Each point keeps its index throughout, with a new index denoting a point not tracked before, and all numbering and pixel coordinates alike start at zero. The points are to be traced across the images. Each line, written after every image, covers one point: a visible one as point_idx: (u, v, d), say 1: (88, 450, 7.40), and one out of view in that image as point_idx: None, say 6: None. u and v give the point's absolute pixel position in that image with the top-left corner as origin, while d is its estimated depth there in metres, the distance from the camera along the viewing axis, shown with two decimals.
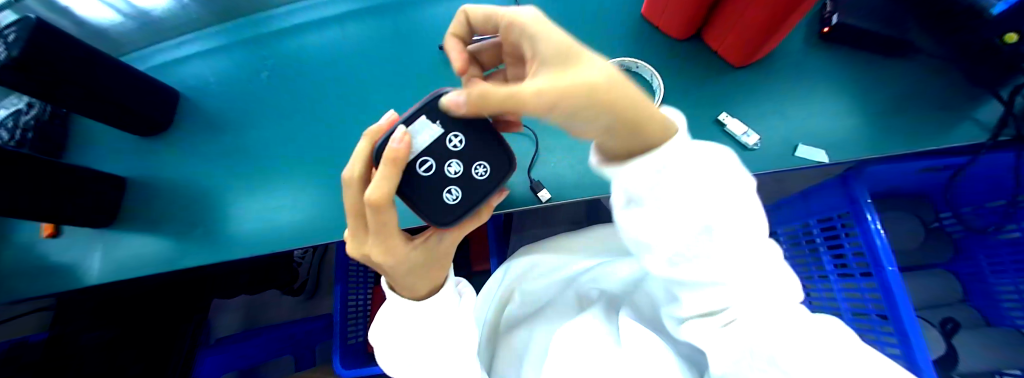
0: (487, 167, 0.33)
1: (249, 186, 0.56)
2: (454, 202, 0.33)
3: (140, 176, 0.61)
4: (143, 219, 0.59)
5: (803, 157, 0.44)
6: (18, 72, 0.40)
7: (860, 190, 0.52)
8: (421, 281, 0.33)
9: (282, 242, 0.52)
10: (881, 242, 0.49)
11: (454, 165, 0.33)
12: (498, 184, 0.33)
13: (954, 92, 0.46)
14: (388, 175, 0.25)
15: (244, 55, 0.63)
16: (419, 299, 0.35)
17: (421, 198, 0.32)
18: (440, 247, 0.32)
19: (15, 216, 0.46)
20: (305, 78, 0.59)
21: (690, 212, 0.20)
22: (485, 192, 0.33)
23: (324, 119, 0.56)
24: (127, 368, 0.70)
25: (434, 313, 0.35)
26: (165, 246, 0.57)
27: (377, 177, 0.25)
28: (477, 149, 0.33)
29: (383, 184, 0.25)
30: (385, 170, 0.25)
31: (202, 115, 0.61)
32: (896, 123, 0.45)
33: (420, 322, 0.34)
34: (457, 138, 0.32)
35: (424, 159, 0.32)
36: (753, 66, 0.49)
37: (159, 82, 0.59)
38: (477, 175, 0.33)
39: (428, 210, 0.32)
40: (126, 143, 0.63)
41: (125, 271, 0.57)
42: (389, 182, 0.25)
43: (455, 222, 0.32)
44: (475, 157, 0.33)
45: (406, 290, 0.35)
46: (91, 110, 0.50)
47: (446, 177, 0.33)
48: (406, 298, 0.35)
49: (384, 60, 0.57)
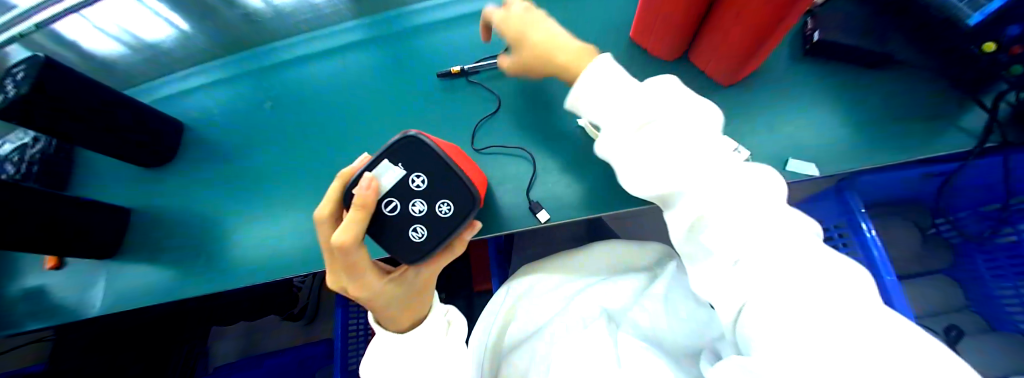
0: (450, 204, 0.35)
1: (252, 214, 0.57)
2: (420, 239, 0.35)
3: (143, 207, 0.62)
4: (145, 249, 0.59)
5: (795, 171, 0.45)
6: (25, 108, 0.41)
7: (854, 199, 0.54)
8: (400, 311, 0.36)
9: (284, 269, 0.53)
10: (878, 249, 0.49)
11: (419, 204, 0.35)
12: (462, 220, 0.35)
13: (939, 101, 0.47)
14: (354, 218, 0.29)
15: (246, 86, 0.65)
16: (402, 332, 0.37)
17: (389, 236, 0.35)
18: (417, 279, 0.36)
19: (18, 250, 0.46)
20: (306, 108, 0.60)
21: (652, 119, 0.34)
22: (449, 229, 0.34)
23: (325, 147, 0.57)
24: (127, 370, 0.69)
25: (422, 344, 0.36)
26: (166, 276, 0.57)
27: (347, 220, 0.29)
28: (440, 187, 0.35)
29: (350, 227, 0.29)
30: (352, 216, 0.29)
31: (205, 145, 0.63)
32: (883, 134, 0.47)
33: (414, 353, 0.35)
34: (419, 178, 0.35)
35: (390, 200, 0.34)
36: (740, 83, 0.51)
37: (166, 115, 0.61)
38: (441, 212, 0.35)
39: (397, 247, 0.35)
40: (130, 173, 0.65)
41: (125, 302, 0.57)
42: (356, 223, 0.29)
43: (423, 258, 0.35)
44: (438, 195, 0.35)
45: (389, 323, 0.37)
46: (94, 144, 0.51)
47: (411, 216, 0.35)
48: (390, 331, 0.37)
49: (383, 88, 0.59)
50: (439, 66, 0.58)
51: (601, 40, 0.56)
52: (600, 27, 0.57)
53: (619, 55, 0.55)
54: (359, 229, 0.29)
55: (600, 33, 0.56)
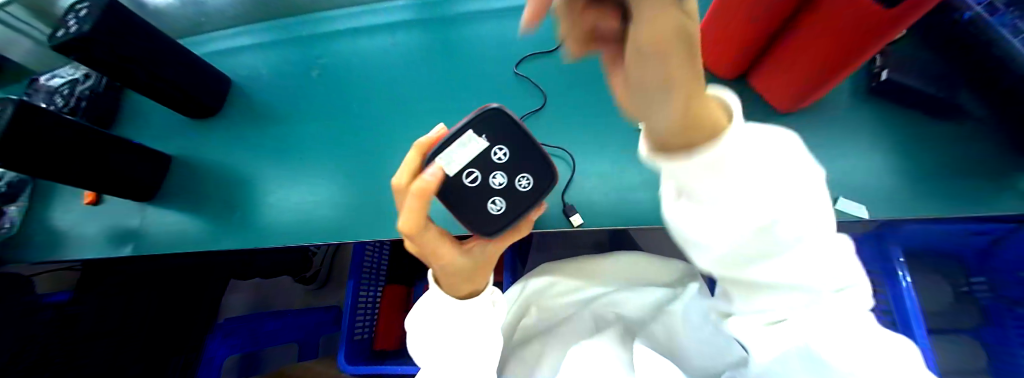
0: (530, 179, 0.35)
1: (287, 177, 0.58)
2: (498, 212, 0.35)
3: (181, 155, 0.64)
4: (180, 197, 0.61)
5: (843, 210, 0.45)
6: (82, 46, 0.43)
7: (894, 248, 0.52)
8: (461, 281, 0.35)
9: (311, 235, 0.54)
10: (912, 304, 0.48)
11: (499, 176, 0.35)
12: (542, 195, 0.35)
13: (1004, 159, 0.45)
14: (415, 204, 0.27)
15: (292, 52, 0.65)
16: (462, 298, 0.38)
17: (467, 207, 0.34)
18: (483, 255, 0.34)
19: (62, 181, 0.49)
20: (351, 80, 0.61)
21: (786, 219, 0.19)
22: (528, 204, 0.35)
23: (365, 121, 0.58)
24: (127, 369, 0.69)
25: (472, 314, 0.37)
26: (198, 225, 0.59)
27: (406, 208, 0.27)
28: (521, 162, 0.35)
29: (411, 214, 0.27)
30: (413, 201, 0.27)
31: (249, 105, 0.64)
32: (939, 185, 0.45)
33: (452, 324, 0.37)
34: (501, 151, 0.34)
35: (471, 170, 0.34)
36: (794, 113, 0.50)
37: (216, 69, 0.62)
38: (521, 186, 0.35)
39: (470, 217, 0.34)
40: (177, 122, 0.66)
41: (157, 244, 0.59)
42: (415, 211, 0.27)
43: (498, 230, 0.34)
44: (519, 170, 0.35)
45: (450, 288, 0.37)
46: (145, 89, 0.53)
47: (491, 188, 0.34)
48: (450, 295, 0.38)
49: (428, 70, 0.59)
50: (488, 56, 0.58)
51: None
52: None
53: None
54: (421, 218, 0.27)
55: None
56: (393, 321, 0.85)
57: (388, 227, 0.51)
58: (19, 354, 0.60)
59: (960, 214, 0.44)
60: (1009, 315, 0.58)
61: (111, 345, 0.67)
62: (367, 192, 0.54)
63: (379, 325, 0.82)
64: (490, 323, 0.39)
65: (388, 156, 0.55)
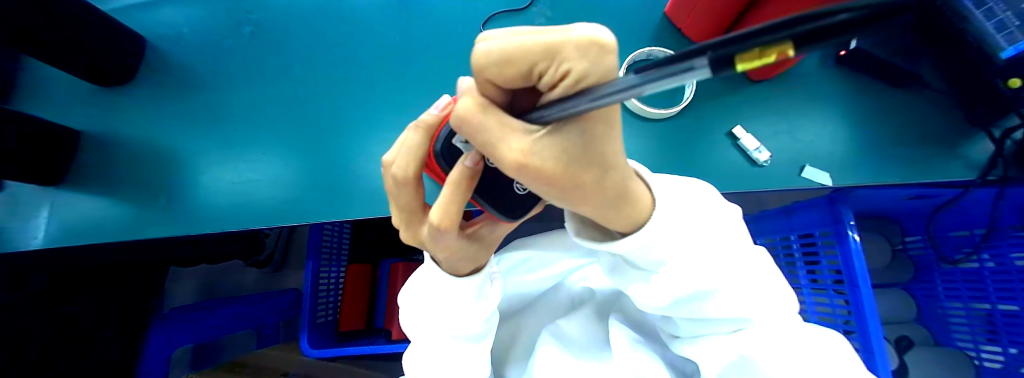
0: None
1: (226, 154, 0.52)
2: (522, 191, 0.28)
3: (94, 131, 0.54)
4: (98, 179, 0.53)
5: (808, 178, 0.46)
6: None
7: (846, 211, 0.52)
8: (464, 262, 0.33)
9: (261, 218, 0.49)
10: (859, 263, 0.50)
11: None
12: None
13: (952, 127, 0.47)
14: (452, 195, 0.26)
15: (221, 6, 0.56)
16: (462, 276, 0.34)
17: (485, 190, 0.28)
18: (490, 235, 0.33)
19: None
20: (296, 42, 0.54)
21: (689, 246, 0.27)
22: None
23: (317, 91, 0.52)
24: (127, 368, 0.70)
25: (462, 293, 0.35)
26: (126, 211, 0.51)
27: (440, 200, 0.26)
28: None
29: (447, 207, 0.26)
30: (448, 193, 0.26)
31: (175, 71, 0.55)
32: (894, 153, 0.47)
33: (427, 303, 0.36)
34: None
35: None
36: (767, 82, 0.50)
37: (126, 30, 0.52)
38: None
39: (490, 199, 0.28)
40: (79, 90, 0.55)
41: (77, 235, 0.51)
42: (453, 203, 0.26)
43: (524, 214, 0.29)
44: None
45: (449, 267, 0.34)
46: (42, 52, 0.43)
47: None
48: (449, 273, 0.34)
49: (388, 31, 0.53)
50: (454, 17, 0.53)
51: (636, 12, 0.51)
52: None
53: (651, 32, 0.51)
54: (453, 213, 0.27)
55: (634, 4, 0.52)
56: (362, 306, 0.80)
57: (353, 206, 0.48)
58: (19, 354, 0.57)
59: (907, 180, 0.47)
60: (936, 270, 0.65)
61: (110, 346, 0.67)
62: (324, 167, 0.50)
63: (345, 307, 0.79)
64: (478, 307, 0.36)
65: (346, 129, 0.51)
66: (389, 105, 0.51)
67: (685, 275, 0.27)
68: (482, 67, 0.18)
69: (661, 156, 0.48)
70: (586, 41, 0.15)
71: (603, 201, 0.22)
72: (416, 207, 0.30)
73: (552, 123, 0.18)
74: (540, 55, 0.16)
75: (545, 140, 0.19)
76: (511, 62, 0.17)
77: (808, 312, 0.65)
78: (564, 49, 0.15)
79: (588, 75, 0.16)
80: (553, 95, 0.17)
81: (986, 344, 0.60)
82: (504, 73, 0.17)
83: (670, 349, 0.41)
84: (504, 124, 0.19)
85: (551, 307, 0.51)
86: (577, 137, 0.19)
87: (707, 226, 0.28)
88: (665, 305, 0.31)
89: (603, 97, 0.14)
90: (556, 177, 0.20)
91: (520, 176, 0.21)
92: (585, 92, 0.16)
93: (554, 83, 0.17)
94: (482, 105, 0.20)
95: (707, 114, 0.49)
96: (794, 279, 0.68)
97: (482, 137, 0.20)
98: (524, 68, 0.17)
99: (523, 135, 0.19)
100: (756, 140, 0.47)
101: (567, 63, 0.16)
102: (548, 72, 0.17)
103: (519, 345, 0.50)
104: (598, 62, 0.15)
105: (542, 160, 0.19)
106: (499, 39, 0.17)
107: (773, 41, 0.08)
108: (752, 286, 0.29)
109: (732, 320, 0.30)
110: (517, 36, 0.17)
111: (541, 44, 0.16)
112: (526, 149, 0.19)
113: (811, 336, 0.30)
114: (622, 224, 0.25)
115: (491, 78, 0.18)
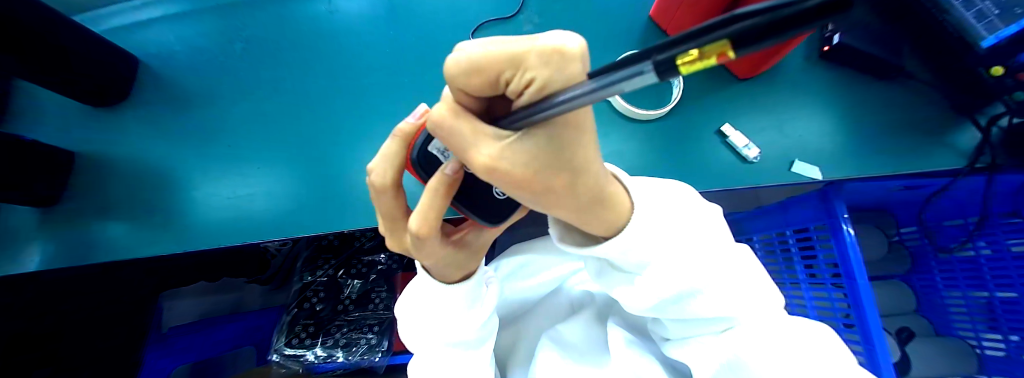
0: None
1: (218, 171, 0.52)
2: (502, 196, 0.28)
3: (89, 150, 0.54)
4: (93, 198, 0.52)
5: (798, 173, 0.47)
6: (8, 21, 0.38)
7: (839, 204, 0.53)
8: (451, 270, 0.33)
9: (252, 234, 0.49)
10: (854, 254, 0.51)
11: None
12: None
13: (941, 119, 0.48)
14: (432, 203, 0.26)
15: (211, 24, 0.56)
16: (452, 283, 0.34)
17: (467, 197, 0.28)
18: (476, 242, 0.33)
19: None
20: (289, 54, 0.54)
21: (679, 252, 0.28)
22: None
23: (311, 101, 0.53)
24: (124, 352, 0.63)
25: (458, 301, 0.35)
26: (121, 231, 0.51)
27: (420, 209, 0.26)
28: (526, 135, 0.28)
29: (426, 215, 0.26)
30: (427, 201, 0.26)
31: (172, 89, 0.55)
32: (883, 145, 0.48)
33: (422, 314, 0.36)
34: None
35: None
36: (754, 79, 0.50)
37: (103, 37, 0.49)
38: None
39: (474, 206, 0.28)
40: (73, 109, 0.55)
41: (72, 257, 0.51)
42: (432, 212, 0.26)
43: (506, 218, 0.29)
44: None
45: (439, 274, 0.34)
46: (37, 54, 0.41)
47: None
48: (438, 281, 0.34)
49: (379, 41, 0.54)
50: (445, 28, 0.54)
51: (623, 16, 0.52)
52: (622, 3, 0.53)
53: (639, 34, 0.52)
54: (435, 220, 0.27)
55: (622, 8, 0.52)
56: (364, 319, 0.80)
57: (347, 216, 0.48)
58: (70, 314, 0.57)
59: (897, 171, 0.47)
60: (934, 260, 0.64)
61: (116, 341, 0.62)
62: (320, 178, 0.50)
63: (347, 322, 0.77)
64: (470, 317, 0.36)
65: (337, 138, 0.51)
66: (379, 115, 0.52)
67: (671, 275, 0.28)
68: (453, 75, 0.18)
69: (652, 156, 0.48)
70: (548, 49, 0.15)
71: (579, 205, 0.22)
72: (398, 215, 0.31)
73: (522, 130, 0.19)
74: (505, 65, 0.17)
75: (516, 146, 0.19)
76: (478, 71, 0.17)
77: (807, 307, 0.64)
78: (527, 58, 0.16)
79: (551, 82, 0.16)
80: (520, 101, 0.18)
81: (987, 332, 0.60)
82: (473, 81, 0.18)
83: (665, 351, 0.41)
84: (477, 131, 0.20)
85: (550, 312, 0.51)
86: (547, 142, 0.19)
87: (694, 225, 0.29)
88: (651, 306, 0.31)
89: (567, 101, 0.15)
90: (528, 182, 0.20)
91: (494, 181, 0.21)
92: (547, 98, 0.16)
93: (520, 89, 0.17)
94: (455, 112, 0.20)
95: (696, 113, 0.49)
96: (793, 275, 0.67)
97: (455, 142, 0.21)
98: (490, 77, 0.17)
99: (497, 140, 0.19)
100: (744, 137, 0.47)
101: (531, 71, 0.16)
102: (514, 80, 0.17)
103: (518, 353, 0.49)
104: (561, 70, 0.16)
105: (513, 167, 0.19)
106: (462, 52, 0.17)
107: (714, 40, 0.08)
108: (739, 285, 0.29)
109: (719, 319, 0.31)
110: (484, 45, 0.17)
111: (505, 54, 0.16)
112: (498, 155, 0.19)
113: (805, 330, 0.31)
114: (601, 228, 0.25)
115: (462, 86, 0.19)
